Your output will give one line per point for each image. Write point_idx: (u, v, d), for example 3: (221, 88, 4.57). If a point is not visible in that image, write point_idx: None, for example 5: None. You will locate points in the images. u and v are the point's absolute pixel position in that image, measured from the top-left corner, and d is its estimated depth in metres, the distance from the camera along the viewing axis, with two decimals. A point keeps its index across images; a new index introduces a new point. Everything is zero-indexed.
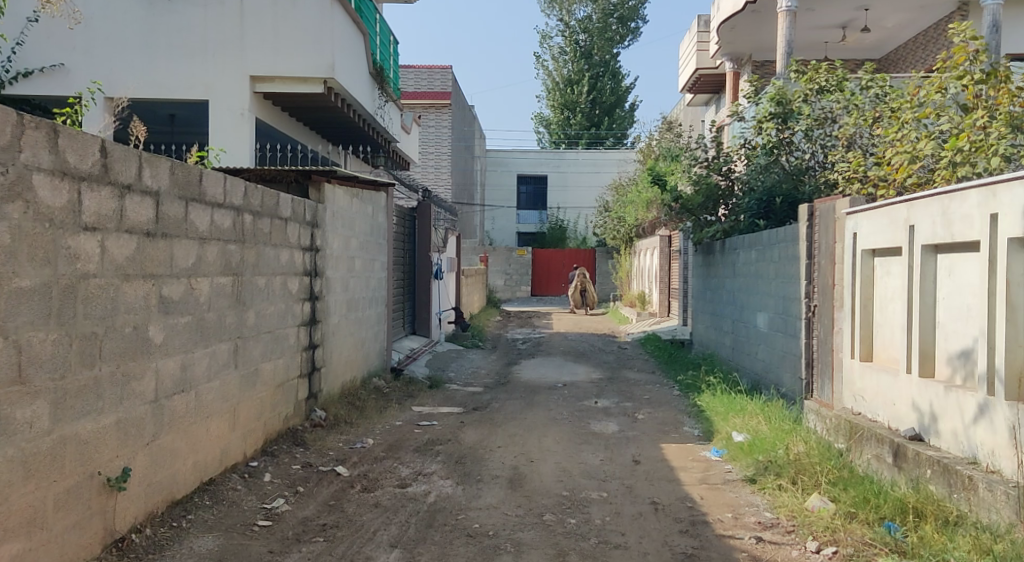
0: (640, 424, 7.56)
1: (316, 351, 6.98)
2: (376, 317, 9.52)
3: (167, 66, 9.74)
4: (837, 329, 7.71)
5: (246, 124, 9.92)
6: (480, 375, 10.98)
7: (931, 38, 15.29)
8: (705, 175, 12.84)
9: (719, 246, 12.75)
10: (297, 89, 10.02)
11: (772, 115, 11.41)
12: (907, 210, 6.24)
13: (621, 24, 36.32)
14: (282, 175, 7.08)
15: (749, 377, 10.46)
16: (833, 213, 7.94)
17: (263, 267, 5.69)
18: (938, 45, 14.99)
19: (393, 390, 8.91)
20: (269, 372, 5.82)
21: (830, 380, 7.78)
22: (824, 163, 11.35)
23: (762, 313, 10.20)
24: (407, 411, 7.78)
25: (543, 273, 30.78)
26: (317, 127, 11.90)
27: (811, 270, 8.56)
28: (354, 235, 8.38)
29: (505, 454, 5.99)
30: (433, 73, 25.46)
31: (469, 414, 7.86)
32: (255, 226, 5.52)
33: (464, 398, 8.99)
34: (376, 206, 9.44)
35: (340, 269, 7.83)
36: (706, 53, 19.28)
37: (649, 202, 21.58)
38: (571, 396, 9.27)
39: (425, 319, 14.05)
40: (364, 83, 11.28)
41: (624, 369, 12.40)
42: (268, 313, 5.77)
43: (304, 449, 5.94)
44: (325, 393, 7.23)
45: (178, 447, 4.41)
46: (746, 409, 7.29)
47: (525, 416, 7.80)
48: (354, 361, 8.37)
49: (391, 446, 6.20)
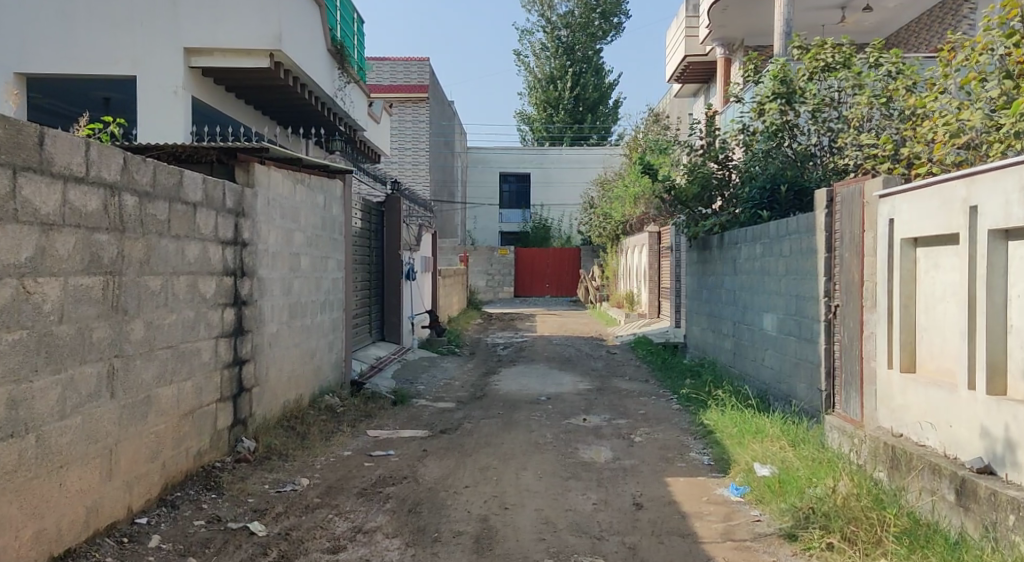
0: (638, 450, 6.34)
1: (244, 368, 5.72)
2: (330, 325, 8.26)
3: (87, 37, 8.42)
4: (868, 334, 6.55)
5: (180, 103, 8.60)
6: (452, 387, 9.71)
7: (927, 24, 14.29)
8: (701, 163, 11.57)
9: (716, 241, 11.53)
10: (239, 63, 8.72)
11: (776, 95, 10.14)
12: (966, 188, 5.07)
13: (604, 19, 35.37)
14: (201, 154, 5.83)
15: (756, 387, 9.27)
16: (861, 198, 6.77)
17: (157, 264, 4.44)
18: (933, 32, 14.05)
19: (348, 409, 7.64)
20: (168, 398, 4.57)
21: (859, 394, 6.63)
22: (829, 148, 10.10)
23: (769, 314, 9.03)
24: (360, 437, 6.51)
25: (526, 273, 29.51)
26: (267, 109, 10.57)
27: (830, 265, 7.41)
28: (298, 228, 7.12)
29: (474, 499, 4.74)
30: (410, 65, 24.18)
31: (436, 439, 6.59)
32: (142, 210, 4.26)
33: (432, 417, 7.71)
34: (329, 197, 8.19)
35: (279, 268, 6.56)
36: (695, 40, 18.15)
37: (637, 198, 20.47)
38: (555, 413, 8.02)
39: (394, 325, 12.80)
40: (321, 62, 10.05)
41: (614, 377, 11.18)
42: (165, 323, 4.52)
43: (217, 496, 4.68)
44: (259, 419, 5.96)
45: (7, 515, 3.17)
46: (767, 433, 6.09)
47: (501, 441, 6.54)
48: (299, 378, 7.09)
49: (330, 489, 4.94)
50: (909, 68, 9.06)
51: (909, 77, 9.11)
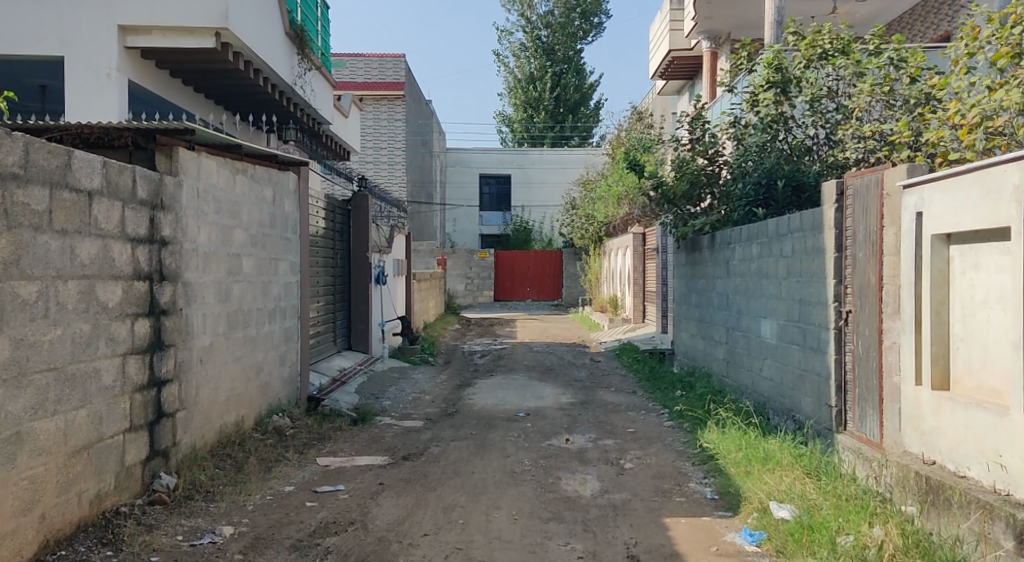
0: (629, 479, 5.49)
1: (163, 391, 4.81)
2: (281, 334, 7.35)
3: (6, 13, 7.44)
4: (889, 344, 5.75)
5: (114, 88, 7.61)
6: (421, 402, 8.81)
7: (920, 17, 13.56)
8: (689, 159, 10.63)
9: (705, 242, 10.67)
10: (180, 44, 7.79)
11: (770, 84, 9.30)
12: (1020, 174, 4.28)
13: (584, 19, 34.63)
14: (113, 136, 4.92)
15: (755, 400, 8.45)
16: (879, 189, 5.97)
17: (32, 267, 3.56)
18: (927, 23, 13.28)
19: (300, 430, 6.75)
20: (47, 433, 3.64)
21: (877, 413, 5.85)
22: (828, 141, 9.31)
23: (769, 321, 8.20)
24: (307, 467, 5.62)
25: (506, 276, 28.64)
26: (219, 97, 9.62)
27: (841, 267, 6.61)
28: (239, 226, 6.21)
29: (432, 555, 3.88)
30: (385, 63, 23.20)
31: (396, 468, 5.70)
32: (6, 198, 3.38)
33: (395, 440, 6.83)
34: (280, 191, 7.30)
35: (213, 272, 5.65)
36: (679, 34, 17.39)
37: (622, 197, 19.71)
38: (534, 432, 7.15)
39: (361, 332, 11.94)
40: (278, 44, 9.17)
41: (599, 388, 10.35)
42: (45, 340, 3.63)
43: (114, 553, 3.79)
44: (185, 449, 5.04)
45: None
46: (777, 459, 5.40)
47: (473, 470, 5.68)
48: (240, 397, 6.18)
49: (257, 541, 4.05)
50: (913, 55, 8.36)
51: (913, 65, 8.47)
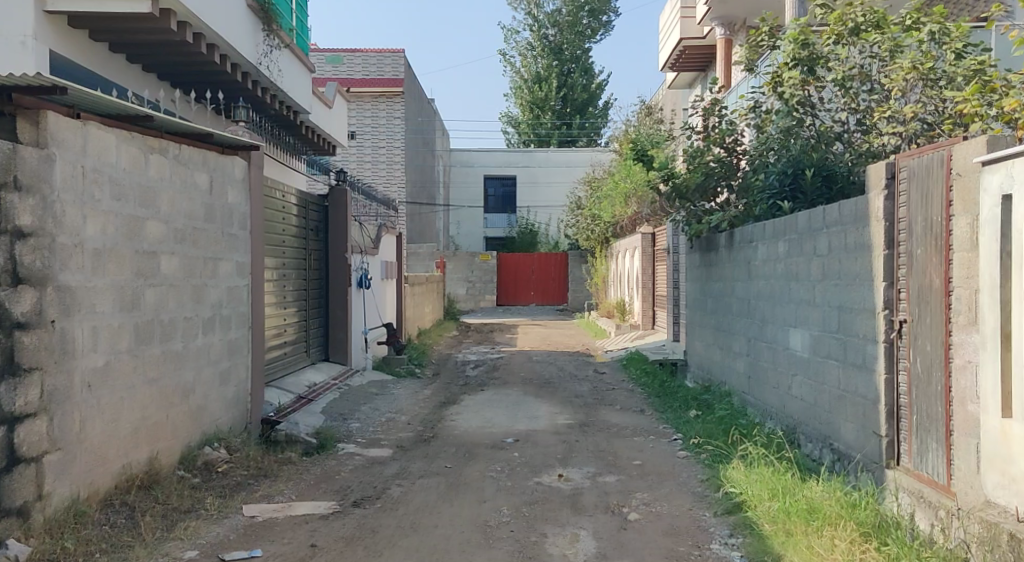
0: (633, 537, 4.31)
1: (23, 429, 3.68)
2: (223, 348, 6.18)
3: None
4: (960, 365, 4.53)
5: (30, 57, 6.24)
6: (395, 425, 7.64)
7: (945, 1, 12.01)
8: (702, 150, 9.30)
9: (722, 241, 9.42)
10: (112, 8, 6.49)
11: (795, 62, 7.96)
12: None
13: (592, 18, 33.48)
14: None
15: (782, 424, 7.24)
16: (946, 170, 4.74)
17: None
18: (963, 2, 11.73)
19: (237, 466, 5.60)
20: None
21: (945, 451, 4.63)
22: (859, 128, 7.90)
23: (800, 331, 6.98)
24: (227, 521, 4.46)
25: (509, 280, 27.48)
26: (166, 72, 8.48)
27: (893, 266, 5.40)
28: (155, 216, 5.07)
29: None
30: (384, 57, 21.99)
31: (340, 521, 4.53)
32: None
33: (351, 476, 5.67)
34: (221, 177, 6.12)
35: (112, 270, 4.51)
36: (692, 21, 16.16)
37: (631, 196, 18.55)
38: (521, 466, 5.97)
39: (340, 342, 10.80)
40: (236, 15, 8.05)
41: (601, 406, 9.16)
42: None
43: None
44: (58, 502, 3.90)
45: None
46: (826, 513, 4.19)
47: (437, 523, 4.51)
48: (157, 428, 5.03)
49: None
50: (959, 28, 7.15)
51: (958, 40, 7.27)
